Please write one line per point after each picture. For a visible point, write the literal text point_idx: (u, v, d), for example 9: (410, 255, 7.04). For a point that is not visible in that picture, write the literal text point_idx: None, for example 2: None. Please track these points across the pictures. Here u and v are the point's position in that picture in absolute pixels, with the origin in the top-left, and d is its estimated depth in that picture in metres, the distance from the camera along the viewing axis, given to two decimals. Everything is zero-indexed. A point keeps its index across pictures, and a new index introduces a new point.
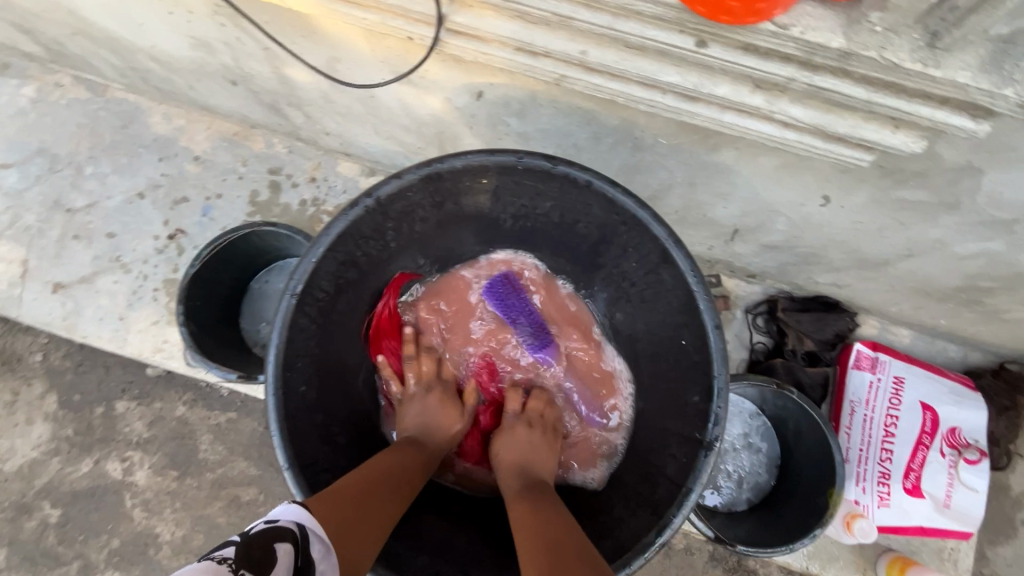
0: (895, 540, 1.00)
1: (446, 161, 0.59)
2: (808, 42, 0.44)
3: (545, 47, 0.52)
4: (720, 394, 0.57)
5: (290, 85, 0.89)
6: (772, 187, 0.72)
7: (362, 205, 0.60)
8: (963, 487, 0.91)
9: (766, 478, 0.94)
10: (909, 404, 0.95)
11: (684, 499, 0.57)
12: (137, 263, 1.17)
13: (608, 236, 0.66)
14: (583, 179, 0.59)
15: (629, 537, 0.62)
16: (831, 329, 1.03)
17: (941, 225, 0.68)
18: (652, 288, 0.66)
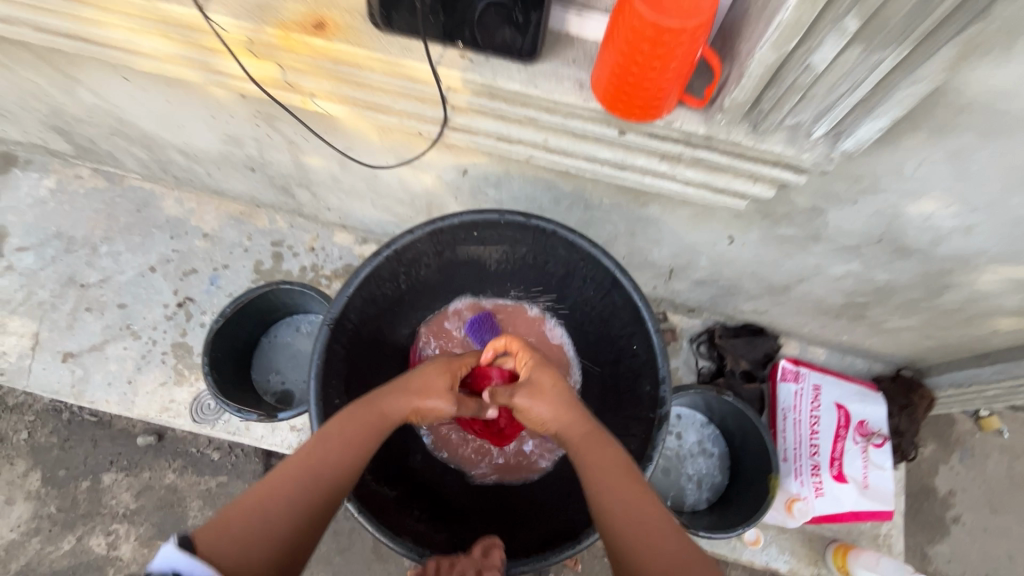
0: (835, 530, 1.16)
1: (446, 220, 0.78)
2: (683, 130, 0.61)
3: (516, 135, 0.70)
4: (665, 380, 0.75)
5: (304, 170, 1.09)
6: (691, 232, 0.95)
7: (383, 254, 0.77)
8: (876, 468, 1.10)
9: (721, 478, 1.10)
10: (827, 405, 1.15)
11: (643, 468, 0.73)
12: (146, 330, 1.28)
13: (571, 271, 0.86)
14: (549, 228, 0.80)
15: None
16: (762, 350, 1.24)
17: (813, 253, 0.92)
18: (608, 308, 0.85)
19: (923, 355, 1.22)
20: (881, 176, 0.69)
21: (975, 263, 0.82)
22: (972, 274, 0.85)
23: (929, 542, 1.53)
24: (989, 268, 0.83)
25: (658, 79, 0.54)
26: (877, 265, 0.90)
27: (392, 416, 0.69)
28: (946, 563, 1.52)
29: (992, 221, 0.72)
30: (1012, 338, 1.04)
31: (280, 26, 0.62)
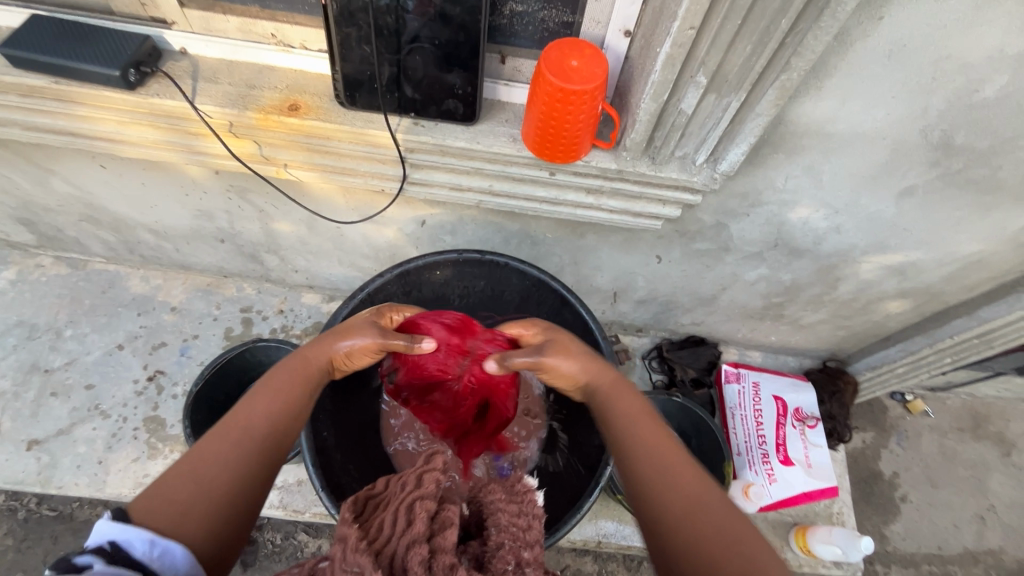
0: (793, 514, 1.27)
1: (410, 262, 0.89)
2: (600, 167, 0.76)
3: (465, 183, 0.83)
4: None
5: (273, 235, 1.18)
6: (625, 255, 1.10)
7: (356, 297, 0.87)
8: (815, 448, 1.24)
9: None
10: (766, 398, 1.29)
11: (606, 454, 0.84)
12: (116, 407, 1.29)
13: (526, 298, 0.98)
14: (501, 261, 0.92)
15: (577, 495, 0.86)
16: (704, 358, 1.39)
17: (727, 263, 1.08)
18: (561, 326, 0.96)
19: (841, 346, 1.39)
20: (761, 191, 0.86)
21: (854, 256, 1.00)
22: (854, 265, 1.03)
23: (884, 523, 1.66)
24: (865, 259, 1.01)
25: (574, 129, 0.69)
26: (780, 267, 1.07)
27: (314, 362, 0.73)
28: (902, 540, 1.64)
29: (853, 219, 0.91)
30: (904, 319, 1.22)
31: (260, 110, 0.74)
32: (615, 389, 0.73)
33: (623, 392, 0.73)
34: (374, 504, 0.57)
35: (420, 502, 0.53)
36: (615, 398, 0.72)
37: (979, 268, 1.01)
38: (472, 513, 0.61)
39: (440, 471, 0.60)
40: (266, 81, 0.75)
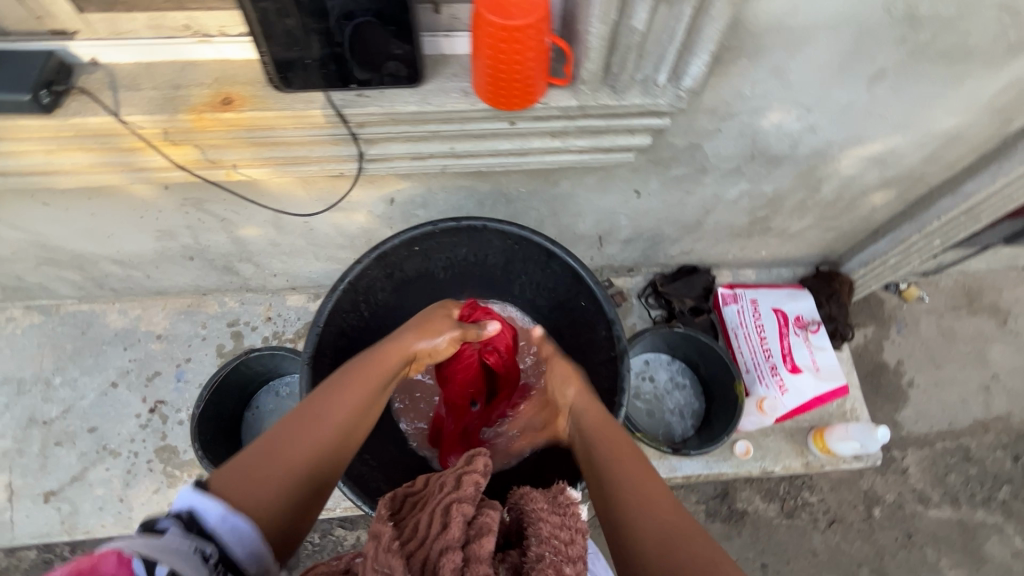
0: (809, 419, 1.30)
1: (386, 243, 0.86)
2: (561, 106, 0.72)
3: (425, 151, 0.79)
4: (616, 321, 0.84)
5: (242, 243, 1.14)
6: (603, 196, 1.07)
7: (339, 289, 0.84)
8: (820, 351, 1.25)
9: (700, 403, 1.21)
10: (766, 312, 1.29)
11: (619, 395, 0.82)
12: (125, 444, 1.27)
13: (510, 258, 0.95)
14: (479, 225, 0.88)
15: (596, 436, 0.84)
16: (699, 284, 1.38)
17: (707, 184, 1.05)
18: (550, 279, 0.94)
19: (831, 248, 1.39)
20: (730, 102, 0.83)
21: (832, 154, 0.98)
22: (834, 163, 1.01)
23: (896, 410, 1.70)
24: (843, 154, 0.99)
25: (525, 69, 0.64)
26: (760, 179, 1.05)
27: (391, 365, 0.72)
28: (915, 423, 1.69)
29: (826, 115, 0.88)
30: (889, 210, 1.21)
31: (191, 110, 0.69)
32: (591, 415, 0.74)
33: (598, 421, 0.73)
34: (411, 503, 0.55)
35: (457, 505, 0.50)
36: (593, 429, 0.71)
37: (958, 143, 0.99)
38: (512, 520, 0.58)
39: (481, 473, 0.55)
40: (191, 78, 0.70)
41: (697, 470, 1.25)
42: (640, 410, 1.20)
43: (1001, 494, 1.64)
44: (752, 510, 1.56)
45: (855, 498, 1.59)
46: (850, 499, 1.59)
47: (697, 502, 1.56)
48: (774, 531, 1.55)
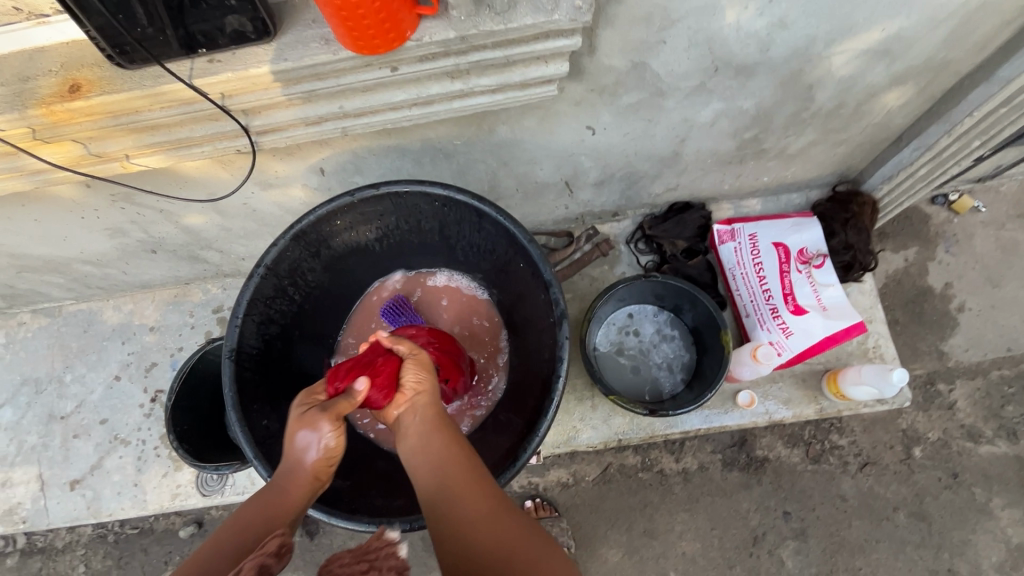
0: (824, 361, 1.16)
1: (299, 222, 0.79)
2: (438, 40, 0.61)
3: (313, 114, 0.71)
4: (552, 283, 0.74)
5: (193, 231, 1.11)
6: (553, 138, 0.94)
7: (255, 275, 0.79)
8: (826, 287, 1.10)
9: (690, 355, 1.10)
10: (765, 249, 1.14)
11: (557, 367, 0.73)
12: (133, 433, 1.33)
13: (444, 222, 0.86)
14: (398, 189, 0.80)
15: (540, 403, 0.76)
16: (693, 223, 1.24)
17: (671, 109, 0.90)
18: (489, 241, 0.85)
19: (847, 164, 1.19)
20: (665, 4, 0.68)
21: (818, 52, 0.80)
22: (824, 63, 0.83)
23: (942, 339, 1.51)
24: (833, 51, 0.80)
25: (370, 7, 0.53)
26: (734, 94, 0.88)
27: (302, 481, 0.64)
28: (965, 352, 1.50)
29: (797, 3, 0.71)
30: (911, 111, 1.01)
31: (41, 104, 0.63)
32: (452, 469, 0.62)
33: (463, 487, 0.60)
34: None
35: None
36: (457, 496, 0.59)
37: (987, 15, 0.78)
38: None
39: (280, 547, 0.53)
40: (39, 68, 0.65)
41: (695, 424, 1.17)
42: (624, 366, 1.11)
43: None
44: (773, 457, 1.46)
45: (892, 439, 1.45)
46: (886, 439, 1.45)
47: (711, 452, 1.48)
48: (799, 478, 1.44)
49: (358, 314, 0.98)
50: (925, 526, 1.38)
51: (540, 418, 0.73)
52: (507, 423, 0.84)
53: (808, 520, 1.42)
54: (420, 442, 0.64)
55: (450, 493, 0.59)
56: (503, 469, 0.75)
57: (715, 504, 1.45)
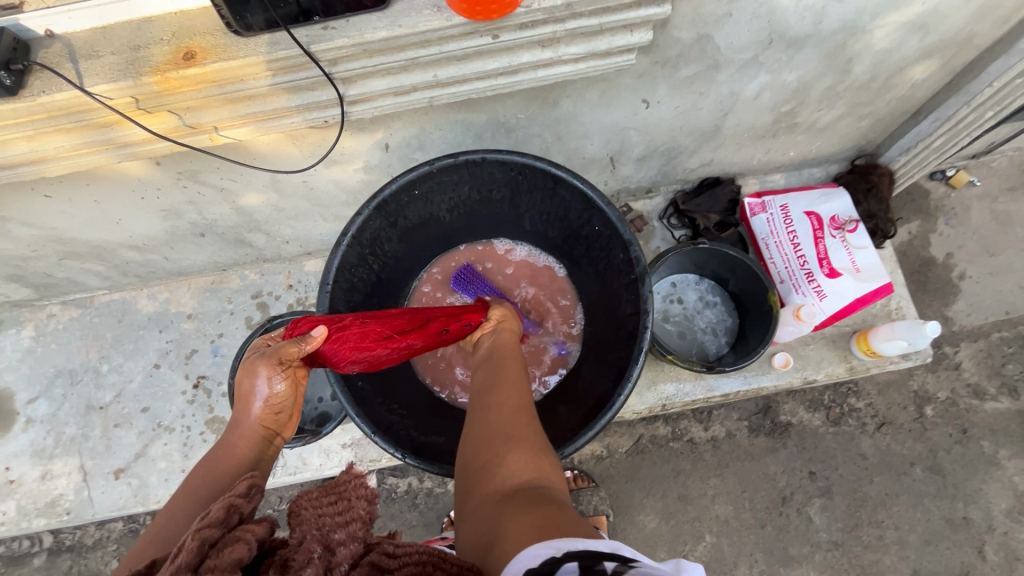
0: (853, 322, 1.24)
1: (384, 190, 0.82)
2: (543, 7, 0.65)
3: (407, 83, 0.73)
4: (632, 241, 0.79)
5: (247, 212, 1.12)
6: (609, 111, 0.99)
7: (342, 243, 0.81)
8: (860, 251, 1.17)
9: (732, 320, 1.16)
10: (798, 217, 1.21)
11: (643, 318, 0.77)
12: (177, 420, 1.33)
13: (515, 190, 0.90)
14: (478, 158, 0.83)
15: (626, 355, 0.80)
16: (723, 198, 1.30)
17: (722, 82, 0.96)
18: (559, 208, 0.90)
19: (867, 138, 1.27)
20: None
21: (863, 25, 0.87)
22: (865, 36, 0.90)
23: (946, 306, 1.61)
24: (876, 24, 0.87)
25: None
26: (781, 67, 0.94)
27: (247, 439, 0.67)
28: (967, 317, 1.60)
29: None
30: (932, 84, 1.09)
31: (156, 72, 0.65)
32: (510, 372, 0.76)
33: (510, 383, 0.73)
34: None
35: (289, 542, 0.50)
36: (507, 387, 0.72)
37: None
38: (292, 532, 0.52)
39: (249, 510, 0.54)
40: (149, 37, 0.67)
41: (735, 387, 1.23)
42: (671, 332, 1.17)
43: None
44: (797, 421, 1.54)
45: (905, 400, 1.54)
46: (900, 400, 1.54)
47: (738, 419, 1.55)
48: (821, 440, 1.52)
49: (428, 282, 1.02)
50: (939, 479, 1.48)
51: (630, 367, 0.77)
52: (589, 380, 0.88)
53: (831, 479, 1.50)
54: (497, 359, 0.79)
55: (502, 386, 0.72)
56: (597, 415, 0.77)
57: (744, 468, 1.52)
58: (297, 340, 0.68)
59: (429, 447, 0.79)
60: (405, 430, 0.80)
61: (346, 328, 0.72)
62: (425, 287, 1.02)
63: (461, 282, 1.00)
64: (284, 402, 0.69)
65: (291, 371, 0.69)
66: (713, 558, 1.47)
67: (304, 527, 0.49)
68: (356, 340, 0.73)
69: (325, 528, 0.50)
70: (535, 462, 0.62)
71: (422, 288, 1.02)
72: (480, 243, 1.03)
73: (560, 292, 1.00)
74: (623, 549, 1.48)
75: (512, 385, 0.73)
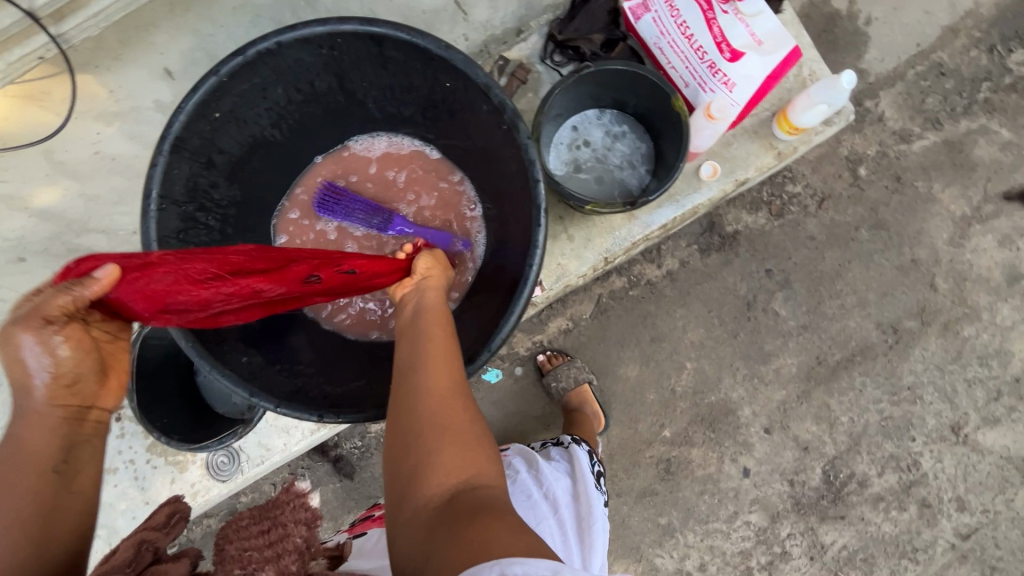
0: (770, 103, 1.14)
1: (170, 122, 0.63)
2: None
3: None
4: (491, 85, 0.65)
5: (55, 214, 0.91)
6: None
7: (150, 207, 0.64)
8: (757, 20, 1.02)
9: (646, 144, 1.05)
10: (683, 4, 1.05)
11: (528, 158, 0.66)
12: (115, 459, 1.20)
13: (340, 73, 0.72)
14: (269, 44, 0.65)
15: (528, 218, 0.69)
16: (602, 11, 1.13)
17: None
18: (400, 77, 0.73)
19: None
20: None
21: None
22: None
23: (859, 59, 1.53)
24: None
25: None
26: None
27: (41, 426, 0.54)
28: (882, 63, 1.52)
29: None
30: None
31: None
32: (434, 331, 0.63)
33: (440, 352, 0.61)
34: None
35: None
36: (432, 355, 0.60)
37: None
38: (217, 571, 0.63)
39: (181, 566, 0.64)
40: None
41: (671, 215, 1.14)
42: (587, 181, 1.04)
43: (983, 94, 1.52)
44: (743, 227, 1.50)
45: (839, 169, 1.51)
46: (834, 171, 1.51)
47: (687, 246, 1.50)
48: (770, 237, 1.50)
49: (290, 214, 0.85)
50: (884, 233, 1.50)
51: (534, 233, 0.66)
52: (500, 255, 0.76)
53: (788, 270, 1.50)
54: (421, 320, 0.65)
55: (427, 353, 0.60)
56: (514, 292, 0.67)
57: (705, 290, 1.51)
58: (68, 287, 0.52)
59: (350, 395, 0.70)
60: (317, 388, 0.71)
61: (151, 268, 0.57)
62: (291, 223, 0.85)
63: (326, 208, 0.83)
64: (79, 370, 0.55)
65: (75, 327, 0.54)
66: (699, 381, 1.50)
67: (226, 563, 0.62)
68: (162, 292, 0.58)
69: (248, 564, 0.61)
70: (473, 458, 0.54)
71: (287, 225, 0.85)
72: (335, 151, 0.85)
73: (444, 179, 0.85)
74: (615, 406, 1.49)
75: (439, 347, 0.61)
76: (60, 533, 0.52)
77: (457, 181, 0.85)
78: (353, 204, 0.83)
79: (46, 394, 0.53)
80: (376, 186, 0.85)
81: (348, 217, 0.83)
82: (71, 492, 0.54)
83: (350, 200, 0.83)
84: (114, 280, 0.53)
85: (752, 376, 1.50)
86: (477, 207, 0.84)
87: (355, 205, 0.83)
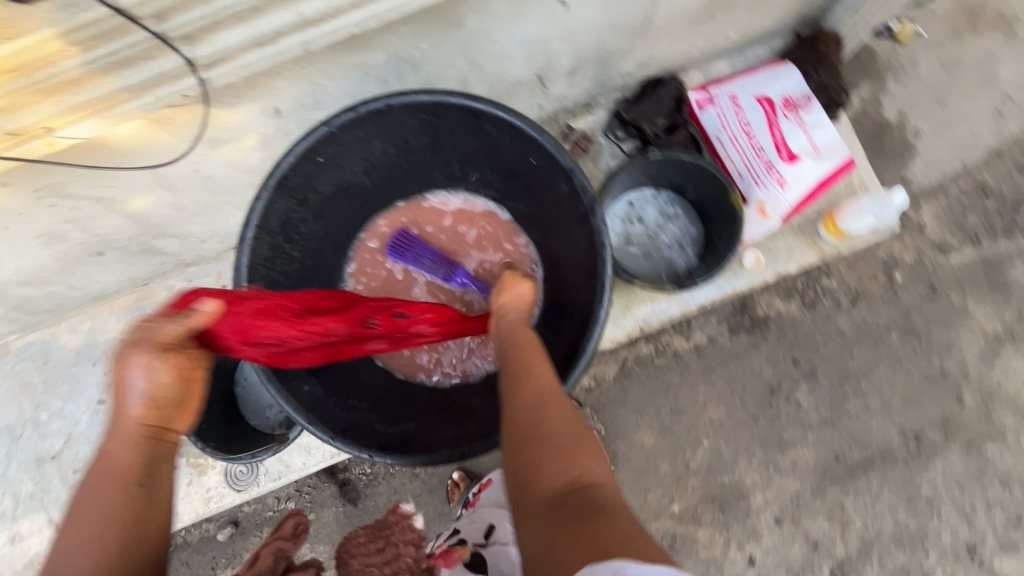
0: (819, 204, 1.19)
1: (280, 163, 0.70)
2: None
3: (268, 28, 0.60)
4: (574, 170, 0.70)
5: (142, 218, 0.97)
6: (524, 21, 0.86)
7: (248, 235, 0.70)
8: (818, 130, 1.10)
9: (696, 228, 1.10)
10: (749, 104, 1.12)
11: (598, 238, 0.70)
12: None
13: (434, 135, 0.78)
14: (380, 106, 0.71)
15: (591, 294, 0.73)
16: (669, 98, 1.19)
17: None
18: (488, 146, 0.79)
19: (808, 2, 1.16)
20: None
21: None
22: None
23: (904, 167, 1.58)
24: None
25: None
26: None
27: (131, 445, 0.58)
28: (926, 174, 1.58)
29: None
30: None
31: None
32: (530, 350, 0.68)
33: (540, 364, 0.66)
34: None
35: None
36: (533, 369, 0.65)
37: None
38: None
39: None
40: None
41: (710, 294, 1.18)
42: (636, 255, 1.10)
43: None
44: (774, 312, 1.53)
45: (875, 270, 1.54)
46: (870, 271, 1.54)
47: (718, 322, 1.53)
48: (800, 326, 1.53)
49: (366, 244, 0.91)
50: (915, 340, 1.51)
51: (597, 311, 0.70)
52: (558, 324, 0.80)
53: (815, 361, 1.52)
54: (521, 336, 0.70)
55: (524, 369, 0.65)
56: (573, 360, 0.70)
57: (730, 369, 1.52)
58: (176, 317, 0.60)
59: (399, 437, 0.73)
60: (368, 424, 0.74)
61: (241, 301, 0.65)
62: (362, 259, 0.91)
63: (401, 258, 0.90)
64: (166, 397, 0.59)
65: (179, 357, 0.60)
66: (714, 460, 1.50)
67: None
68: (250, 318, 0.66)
69: None
70: (579, 458, 0.56)
71: (357, 261, 0.91)
72: (411, 199, 0.91)
73: (508, 241, 0.90)
74: (626, 471, 1.50)
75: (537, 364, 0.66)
76: (149, 541, 0.55)
77: (520, 244, 0.90)
78: (423, 254, 0.90)
79: (138, 414, 0.58)
80: (444, 238, 0.92)
81: (416, 266, 0.90)
82: (155, 505, 0.57)
83: (420, 250, 0.89)
84: (215, 310, 0.62)
85: (768, 463, 1.50)
86: (537, 271, 0.88)
87: (425, 256, 0.90)
